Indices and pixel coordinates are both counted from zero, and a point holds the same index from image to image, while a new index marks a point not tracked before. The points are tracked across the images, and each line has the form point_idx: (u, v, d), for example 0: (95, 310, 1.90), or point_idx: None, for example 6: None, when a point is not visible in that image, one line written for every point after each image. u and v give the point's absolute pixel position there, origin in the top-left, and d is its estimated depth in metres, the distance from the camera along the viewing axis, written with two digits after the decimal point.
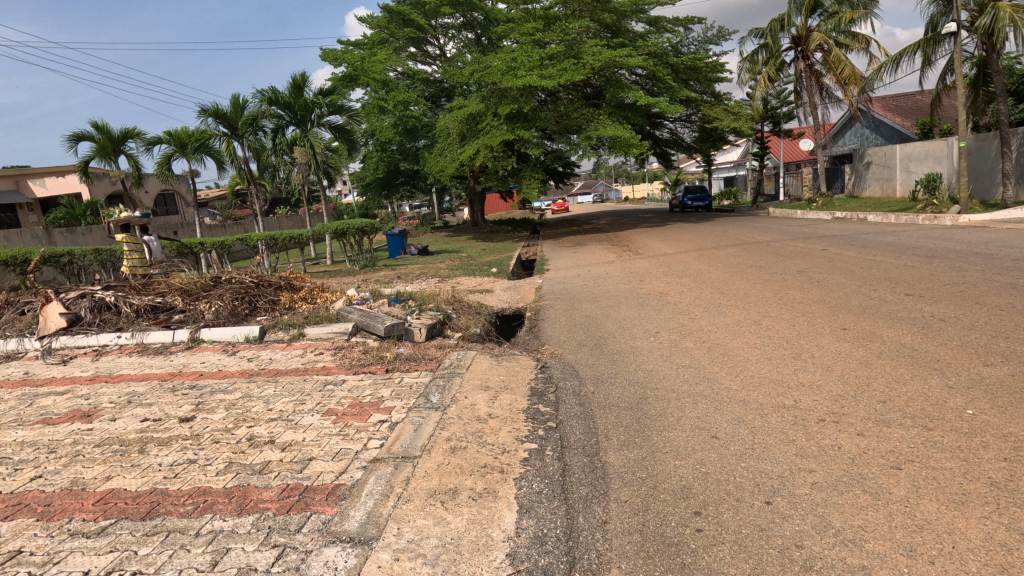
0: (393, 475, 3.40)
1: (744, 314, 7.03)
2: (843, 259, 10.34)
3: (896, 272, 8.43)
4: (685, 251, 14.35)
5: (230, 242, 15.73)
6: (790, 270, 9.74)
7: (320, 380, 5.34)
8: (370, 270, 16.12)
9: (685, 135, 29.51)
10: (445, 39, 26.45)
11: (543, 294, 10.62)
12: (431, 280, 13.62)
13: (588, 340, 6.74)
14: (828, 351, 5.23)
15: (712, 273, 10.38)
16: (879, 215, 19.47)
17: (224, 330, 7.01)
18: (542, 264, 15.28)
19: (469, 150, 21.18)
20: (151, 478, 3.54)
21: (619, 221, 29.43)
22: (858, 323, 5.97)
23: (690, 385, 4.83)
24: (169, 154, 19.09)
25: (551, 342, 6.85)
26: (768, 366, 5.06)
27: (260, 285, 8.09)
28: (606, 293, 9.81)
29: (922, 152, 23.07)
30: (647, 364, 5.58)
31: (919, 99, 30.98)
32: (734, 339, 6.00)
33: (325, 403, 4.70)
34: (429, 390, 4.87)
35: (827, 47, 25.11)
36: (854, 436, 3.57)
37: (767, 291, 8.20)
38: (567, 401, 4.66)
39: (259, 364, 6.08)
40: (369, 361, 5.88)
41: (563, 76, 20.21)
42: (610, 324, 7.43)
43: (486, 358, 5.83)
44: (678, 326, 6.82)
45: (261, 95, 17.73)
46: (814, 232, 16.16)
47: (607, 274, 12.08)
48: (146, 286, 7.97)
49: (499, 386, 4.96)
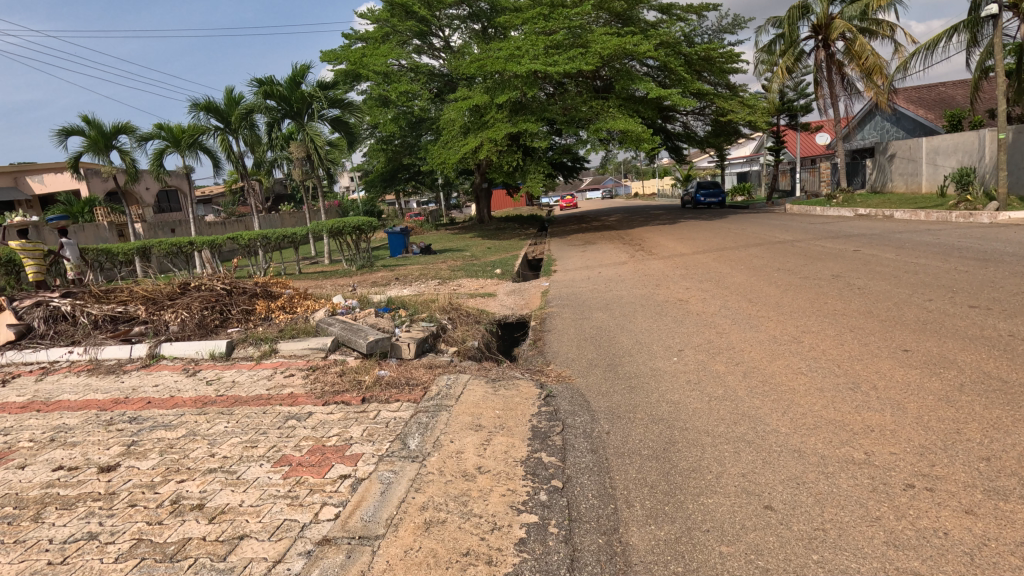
0: (342, 570, 2.53)
1: (780, 329, 6.10)
2: (882, 261, 9.34)
3: (948, 279, 7.44)
4: (702, 251, 13.39)
5: (220, 242, 14.95)
6: (824, 274, 8.80)
7: (282, 414, 4.48)
8: (367, 270, 15.35)
9: (698, 129, 28.40)
10: (449, 30, 25.56)
11: (550, 299, 9.73)
12: (431, 283, 12.76)
13: (600, 358, 5.86)
14: (895, 382, 4.31)
15: (735, 276, 9.47)
16: (906, 212, 18.47)
17: (187, 345, 6.21)
18: (549, 264, 14.44)
19: (472, 144, 20.35)
20: (30, 564, 2.71)
21: (628, 218, 28.36)
22: (923, 344, 5.03)
23: (729, 426, 3.93)
24: (162, 150, 18.34)
25: (557, 361, 5.97)
26: (822, 400, 4.14)
27: (232, 292, 7.24)
28: (619, 298, 8.96)
29: (950, 146, 21.97)
30: (671, 394, 4.67)
31: (943, 90, 29.67)
32: (774, 362, 5.10)
33: (279, 448, 3.83)
34: (409, 431, 4.00)
35: (850, 35, 23.96)
36: (965, 518, 2.66)
37: (802, 300, 7.25)
38: (577, 448, 3.78)
39: (219, 389, 5.24)
40: (344, 388, 5.00)
41: (569, 64, 19.30)
42: (624, 337, 6.55)
43: (481, 384, 4.94)
44: (705, 344, 5.90)
45: (256, 87, 16.81)
46: (840, 231, 15.11)
47: (620, 278, 11.13)
48: (107, 293, 7.19)
49: (494, 424, 4.08)
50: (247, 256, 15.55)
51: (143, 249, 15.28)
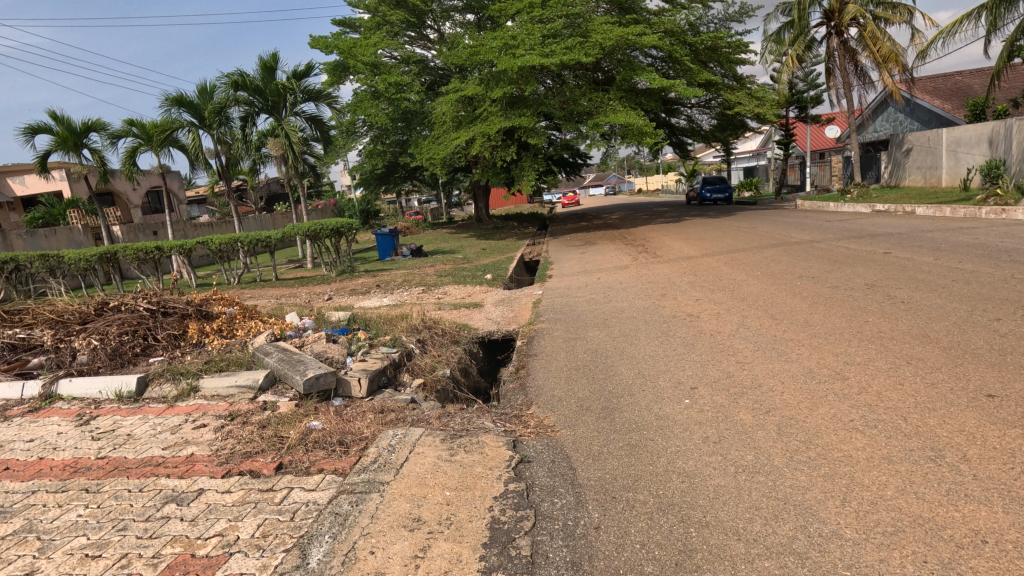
0: None
1: (816, 359, 4.94)
2: (920, 267, 8.16)
3: (1011, 291, 6.26)
4: (712, 254, 12.22)
5: (190, 247, 13.87)
6: (855, 282, 7.64)
7: (162, 494, 3.34)
8: (348, 276, 14.23)
9: (704, 122, 27.14)
10: (444, 22, 24.41)
11: (542, 312, 8.57)
12: (414, 290, 11.65)
13: (593, 398, 4.72)
14: (991, 450, 3.14)
15: (752, 285, 8.32)
16: (929, 207, 17.25)
17: (89, 382, 5.12)
18: (544, 269, 13.30)
19: (464, 138, 19.27)
20: None
21: (630, 216, 27.06)
22: (1012, 388, 3.87)
23: (768, 523, 2.77)
24: (133, 149, 17.10)
25: (540, 402, 4.80)
26: (897, 481, 2.98)
27: (159, 314, 6.15)
28: (621, 312, 7.80)
29: (973, 137, 20.81)
30: (683, 460, 3.51)
31: (960, 80, 28.31)
32: (815, 411, 3.94)
33: (126, 563, 2.70)
34: (319, 531, 2.86)
35: (863, 21, 22.72)
36: None
37: (836, 318, 6.07)
38: (552, 563, 2.63)
39: (103, 447, 4.09)
40: (258, 450, 3.86)
41: (568, 54, 18.10)
42: (623, 366, 5.43)
43: (434, 443, 3.81)
44: (724, 380, 4.74)
45: (227, 79, 15.70)
46: (861, 230, 13.88)
47: (620, 285, 10.00)
48: (13, 317, 6.14)
49: (438, 519, 2.93)
50: (222, 260, 14.50)
51: (110, 254, 14.14)
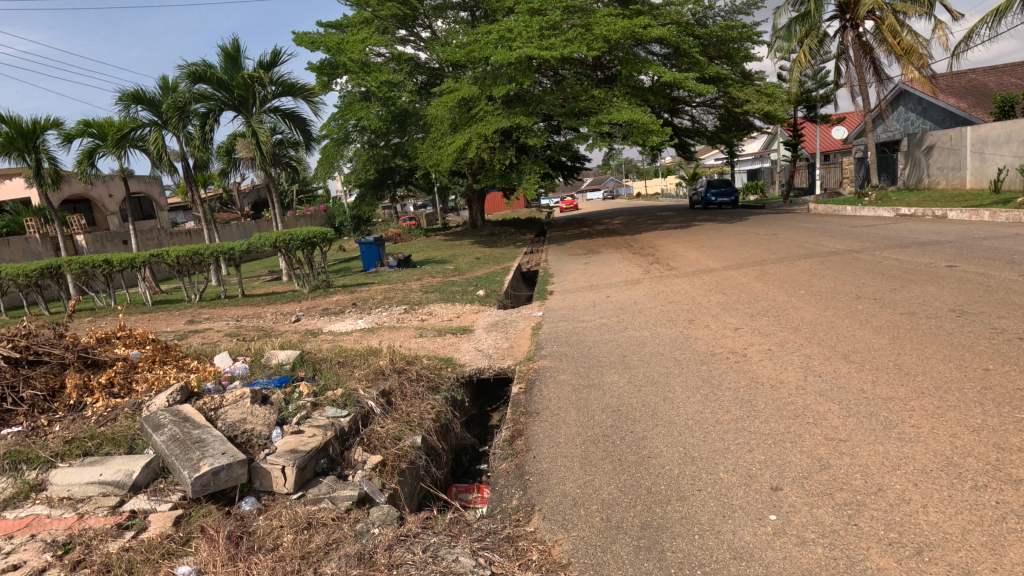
0: None
1: (946, 438, 3.37)
2: (1009, 286, 6.61)
3: None
4: (735, 266, 10.67)
5: (142, 260, 12.20)
6: (936, 308, 6.10)
7: None
8: (321, 292, 12.63)
9: (708, 122, 25.67)
10: (436, 18, 22.90)
11: (542, 342, 7.00)
12: (395, 310, 10.10)
13: (622, 506, 3.14)
14: None
15: (801, 309, 6.77)
16: (962, 210, 15.75)
17: None
18: (544, 282, 11.77)
19: (460, 139, 17.61)
20: None
21: (633, 221, 25.58)
22: None
23: None
24: (90, 151, 15.44)
25: (544, 508, 3.24)
26: None
27: (27, 365, 4.55)
28: (641, 346, 6.23)
29: (1001, 135, 19.42)
30: None
31: (976, 76, 26.92)
32: (1006, 557, 2.38)
33: None
34: None
35: (881, 13, 21.29)
36: None
37: (940, 365, 4.51)
38: None
39: None
40: None
41: (568, 48, 16.57)
42: (661, 443, 3.84)
43: None
44: (819, 476, 3.17)
45: (187, 71, 14.07)
46: (899, 236, 12.38)
47: (636, 305, 8.49)
48: None
49: None
50: (178, 275, 12.84)
51: (51, 268, 12.44)
